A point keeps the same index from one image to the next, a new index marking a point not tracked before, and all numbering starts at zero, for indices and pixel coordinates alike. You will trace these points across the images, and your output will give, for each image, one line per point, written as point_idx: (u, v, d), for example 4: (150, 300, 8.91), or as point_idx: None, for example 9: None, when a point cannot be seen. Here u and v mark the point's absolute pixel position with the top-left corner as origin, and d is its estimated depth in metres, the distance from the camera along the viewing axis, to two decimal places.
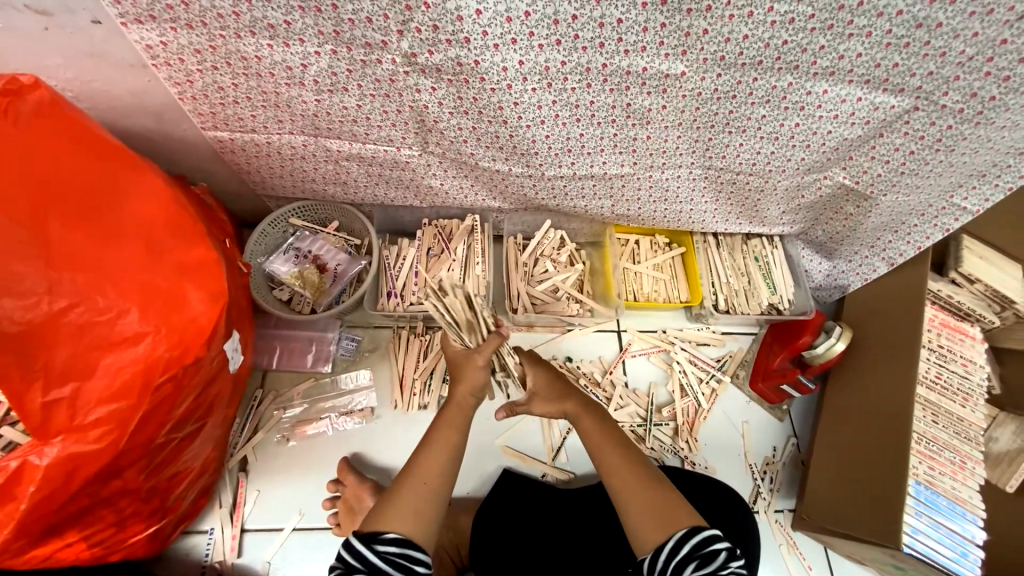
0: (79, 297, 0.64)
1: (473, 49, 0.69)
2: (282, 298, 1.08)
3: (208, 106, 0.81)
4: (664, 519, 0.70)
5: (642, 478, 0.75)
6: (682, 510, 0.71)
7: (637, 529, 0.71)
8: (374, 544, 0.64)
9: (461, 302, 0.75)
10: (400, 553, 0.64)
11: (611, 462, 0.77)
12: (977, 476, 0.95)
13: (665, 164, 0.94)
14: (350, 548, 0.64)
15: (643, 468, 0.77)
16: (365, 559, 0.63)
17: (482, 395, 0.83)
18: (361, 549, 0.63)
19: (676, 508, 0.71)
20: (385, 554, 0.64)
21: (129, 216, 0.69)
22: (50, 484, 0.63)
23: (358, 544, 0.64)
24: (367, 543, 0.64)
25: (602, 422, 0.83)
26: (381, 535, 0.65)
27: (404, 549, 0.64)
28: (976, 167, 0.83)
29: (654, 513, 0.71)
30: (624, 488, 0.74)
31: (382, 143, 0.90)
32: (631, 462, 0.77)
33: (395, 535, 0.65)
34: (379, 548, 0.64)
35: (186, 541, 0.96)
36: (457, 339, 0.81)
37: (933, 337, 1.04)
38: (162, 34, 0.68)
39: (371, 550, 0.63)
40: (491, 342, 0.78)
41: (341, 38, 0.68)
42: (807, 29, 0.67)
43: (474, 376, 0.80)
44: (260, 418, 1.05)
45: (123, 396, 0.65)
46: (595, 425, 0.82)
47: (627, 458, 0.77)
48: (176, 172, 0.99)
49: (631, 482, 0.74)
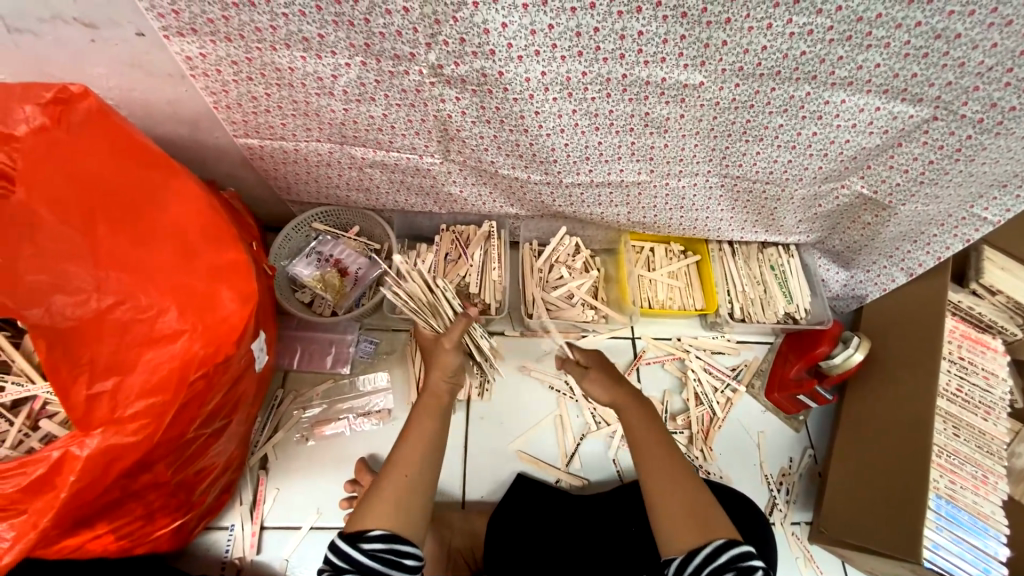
0: (123, 295, 0.67)
1: (497, 61, 0.72)
2: (303, 301, 1.11)
3: (241, 115, 0.84)
4: (702, 525, 0.69)
5: (682, 478, 0.74)
6: (718, 518, 0.70)
7: (670, 531, 0.70)
8: (359, 543, 0.65)
9: (418, 286, 0.87)
10: (387, 548, 0.65)
11: (650, 457, 0.77)
12: (999, 491, 0.94)
13: (681, 172, 0.95)
14: (337, 549, 0.65)
15: (685, 468, 0.76)
16: (351, 558, 0.64)
17: (457, 383, 0.87)
18: (347, 549, 0.64)
19: (713, 516, 0.70)
20: (372, 552, 0.64)
21: (168, 221, 0.72)
22: (88, 475, 0.65)
23: (344, 545, 0.65)
24: (352, 542, 0.65)
25: (646, 417, 0.83)
26: (366, 533, 0.65)
27: (391, 544, 0.65)
28: (996, 177, 0.83)
29: (689, 516, 0.70)
30: (661, 485, 0.73)
31: (404, 151, 0.92)
32: (673, 461, 0.76)
33: (381, 532, 0.66)
34: (365, 546, 0.64)
35: (207, 537, 0.98)
36: (427, 326, 0.94)
37: (954, 349, 1.03)
38: (202, 46, 0.71)
39: (356, 549, 0.64)
40: (459, 324, 0.87)
41: (371, 50, 0.71)
42: (826, 40, 0.68)
43: (445, 360, 0.86)
44: (280, 418, 1.08)
45: (160, 391, 0.68)
46: (639, 419, 0.82)
47: (668, 455, 0.77)
48: (206, 177, 1.03)
49: (668, 482, 0.74)
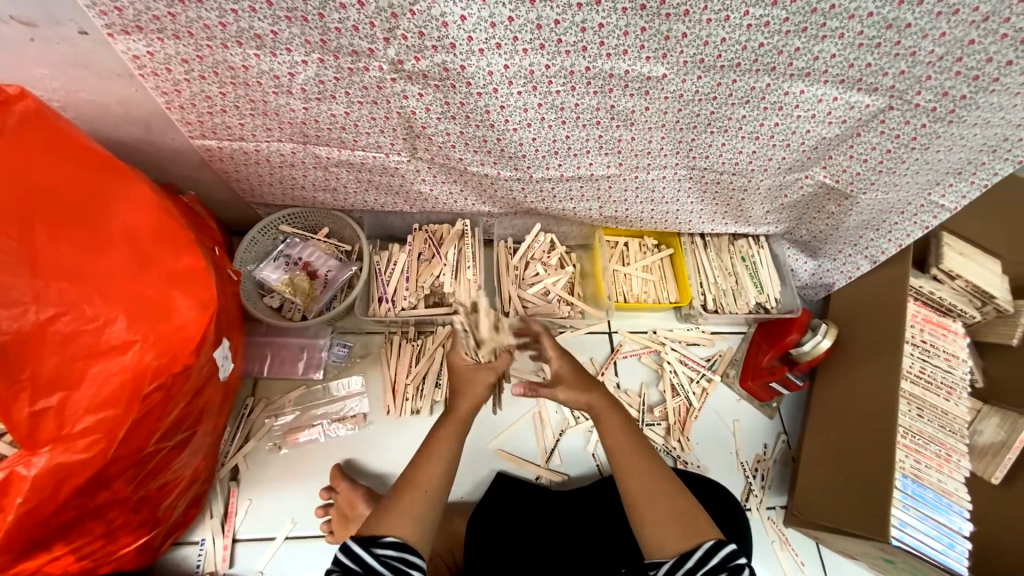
0: (65, 306, 0.64)
1: (458, 54, 0.70)
2: (272, 306, 1.08)
3: (195, 115, 0.81)
4: (688, 530, 0.71)
5: (662, 485, 0.75)
6: (703, 521, 0.72)
7: (659, 537, 0.71)
8: (373, 547, 0.64)
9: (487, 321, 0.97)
10: (398, 557, 0.64)
11: (630, 465, 0.77)
12: (962, 468, 0.97)
13: (650, 165, 0.95)
14: (349, 551, 0.64)
15: (663, 474, 0.77)
16: (363, 562, 0.63)
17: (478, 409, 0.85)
18: (360, 552, 0.64)
19: (697, 518, 0.72)
20: (383, 558, 0.64)
21: (117, 225, 0.69)
22: (38, 496, 0.63)
23: (357, 547, 0.64)
24: (365, 545, 0.64)
25: (624, 420, 0.82)
26: (379, 538, 0.65)
27: (402, 553, 0.65)
28: (952, 165, 0.86)
29: (675, 522, 0.71)
30: (647, 496, 0.74)
31: (370, 150, 0.90)
32: (652, 468, 0.77)
33: (393, 539, 0.65)
34: (377, 551, 0.64)
35: (177, 553, 0.95)
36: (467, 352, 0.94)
37: (916, 332, 1.06)
38: (149, 44, 0.69)
39: (371, 553, 0.64)
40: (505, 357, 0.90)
41: (328, 47, 0.69)
42: (782, 32, 0.69)
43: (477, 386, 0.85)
44: (251, 427, 1.05)
45: (112, 405, 0.65)
46: (616, 424, 0.82)
47: (644, 463, 0.77)
48: (163, 180, 0.99)
49: (654, 490, 0.74)
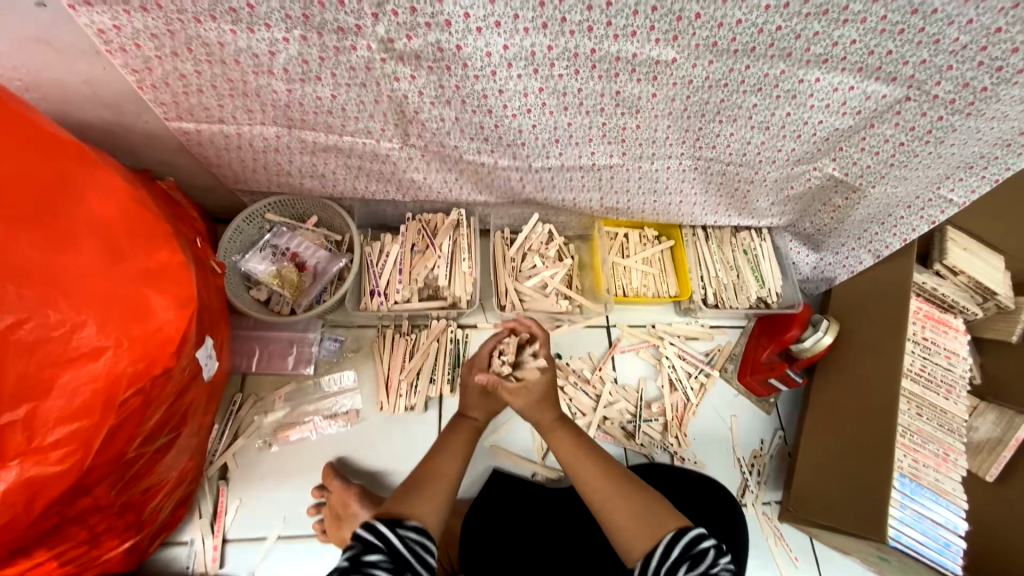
0: (27, 313, 0.59)
1: (454, 33, 0.65)
2: (259, 298, 1.04)
3: (170, 96, 0.75)
4: (652, 525, 0.72)
5: (621, 488, 0.78)
6: (668, 515, 0.74)
7: (628, 542, 0.73)
8: (397, 528, 0.68)
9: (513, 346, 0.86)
10: (418, 541, 0.69)
11: (590, 480, 0.79)
12: (959, 467, 0.98)
13: (655, 155, 0.91)
14: (372, 529, 0.67)
15: (622, 482, 0.78)
16: (387, 539, 0.66)
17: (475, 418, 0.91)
18: (385, 531, 0.67)
19: (661, 514, 0.74)
20: (406, 540, 0.68)
21: (84, 220, 0.64)
22: (9, 511, 0.59)
23: (381, 526, 0.68)
24: (390, 526, 0.68)
25: (574, 437, 0.85)
26: (403, 522, 0.70)
27: (422, 539, 0.69)
28: (964, 158, 0.83)
29: (641, 523, 0.73)
30: (609, 504, 0.76)
31: (359, 136, 0.85)
32: (611, 478, 0.79)
33: (414, 523, 0.70)
34: (402, 532, 0.68)
35: (165, 553, 0.93)
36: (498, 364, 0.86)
37: (918, 330, 1.05)
38: (114, 17, 0.63)
39: (395, 533, 0.67)
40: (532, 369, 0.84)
41: (311, 23, 0.64)
42: (801, 15, 0.65)
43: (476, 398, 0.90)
44: (239, 424, 1.02)
45: (84, 416, 0.61)
46: (566, 440, 0.84)
47: (604, 474, 0.79)
48: (139, 166, 0.93)
49: (615, 496, 0.77)
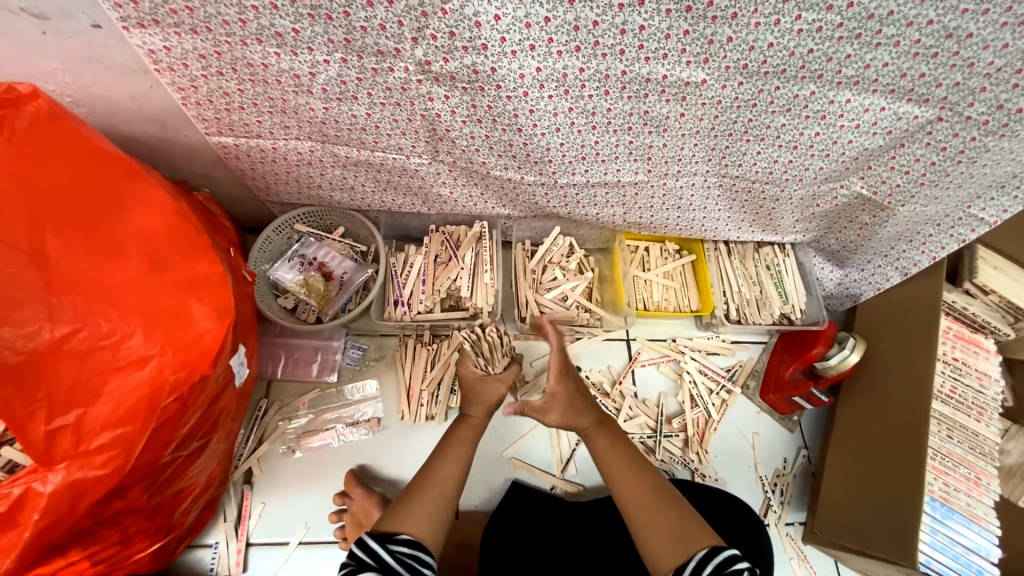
0: (80, 322, 0.61)
1: (489, 56, 0.67)
2: (285, 307, 1.06)
3: (212, 112, 0.78)
4: (682, 539, 0.71)
5: (654, 496, 0.77)
6: (698, 531, 0.72)
7: (653, 552, 0.72)
8: (388, 544, 0.68)
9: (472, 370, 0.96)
10: (411, 554, 0.68)
11: (630, 489, 0.79)
12: (992, 491, 0.95)
13: (679, 172, 0.92)
14: (364, 545, 0.68)
15: (658, 493, 0.78)
16: (378, 556, 0.67)
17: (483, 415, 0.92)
18: (376, 547, 0.68)
19: (691, 529, 0.72)
20: (398, 554, 0.68)
21: (132, 234, 0.67)
22: (54, 513, 0.61)
23: (373, 543, 0.68)
24: (380, 542, 0.69)
25: (612, 440, 0.86)
26: (394, 537, 0.70)
27: (415, 551, 0.69)
28: (996, 178, 0.82)
29: (669, 535, 0.72)
30: (640, 510, 0.76)
31: (390, 151, 0.87)
32: (651, 490, 0.78)
33: (406, 538, 0.70)
34: (393, 548, 0.68)
35: (190, 555, 0.94)
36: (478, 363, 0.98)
37: (948, 350, 1.03)
38: (165, 39, 0.65)
39: (385, 549, 0.68)
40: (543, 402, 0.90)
41: (352, 47, 0.66)
42: (834, 38, 0.65)
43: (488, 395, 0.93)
44: (264, 429, 1.04)
45: (129, 421, 0.63)
46: (604, 444, 0.85)
47: (644, 484, 0.79)
48: (176, 177, 0.96)
49: (648, 503, 0.76)
